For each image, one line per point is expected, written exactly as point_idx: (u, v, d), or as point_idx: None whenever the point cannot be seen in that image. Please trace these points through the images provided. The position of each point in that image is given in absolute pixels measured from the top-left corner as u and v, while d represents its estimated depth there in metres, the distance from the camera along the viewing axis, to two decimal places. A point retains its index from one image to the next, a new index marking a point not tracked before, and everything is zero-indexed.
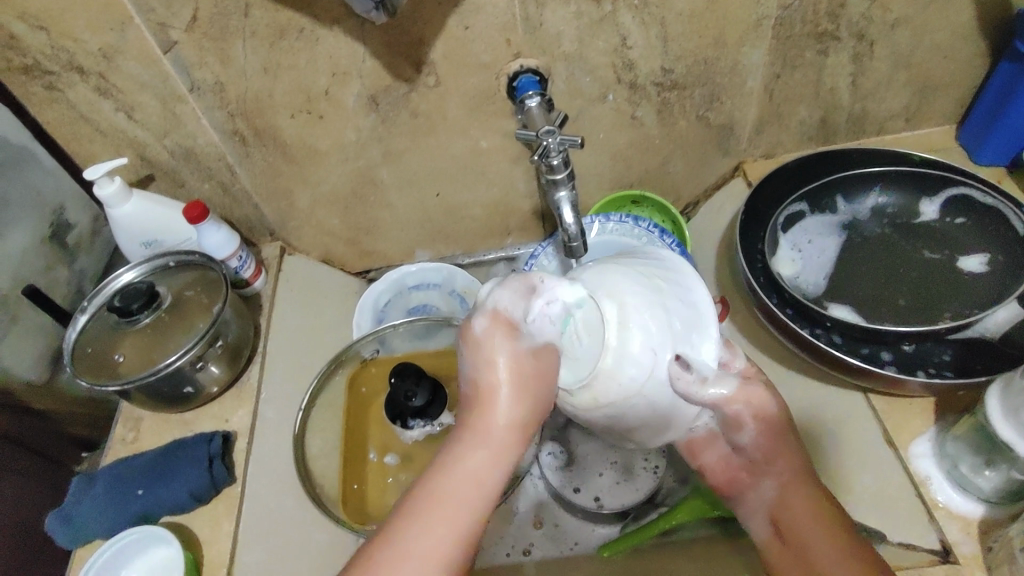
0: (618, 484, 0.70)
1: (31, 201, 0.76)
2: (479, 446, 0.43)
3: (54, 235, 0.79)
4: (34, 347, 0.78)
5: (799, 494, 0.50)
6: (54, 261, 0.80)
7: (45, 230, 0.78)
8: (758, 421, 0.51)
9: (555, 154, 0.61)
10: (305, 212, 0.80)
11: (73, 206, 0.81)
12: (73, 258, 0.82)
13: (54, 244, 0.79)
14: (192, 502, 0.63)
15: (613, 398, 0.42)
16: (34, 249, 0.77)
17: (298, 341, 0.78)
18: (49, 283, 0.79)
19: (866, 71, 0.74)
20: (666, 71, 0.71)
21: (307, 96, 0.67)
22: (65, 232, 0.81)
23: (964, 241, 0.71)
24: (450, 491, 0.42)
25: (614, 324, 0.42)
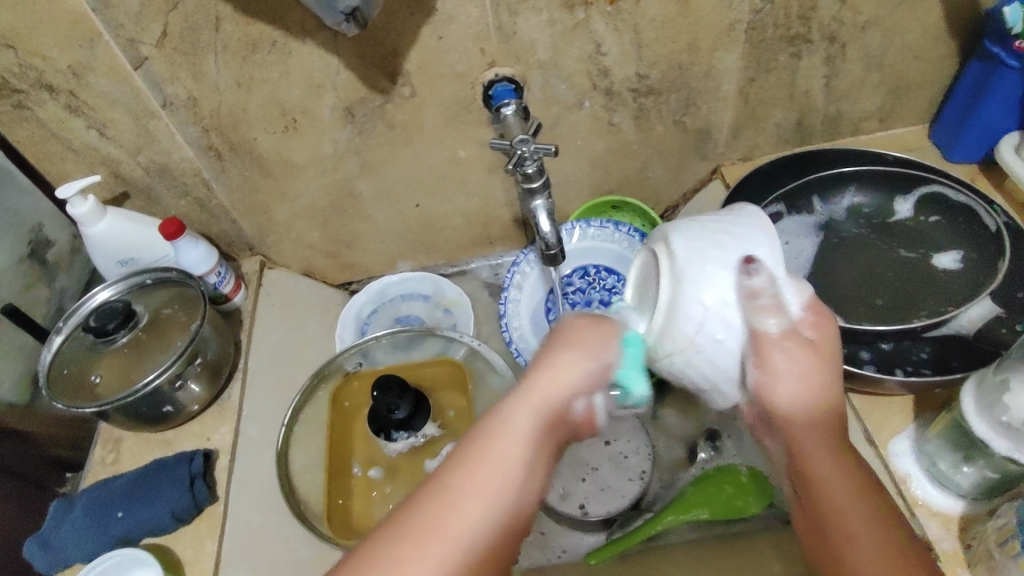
0: (601, 491, 0.70)
1: (10, 221, 0.74)
2: (545, 376, 0.43)
3: (33, 253, 0.78)
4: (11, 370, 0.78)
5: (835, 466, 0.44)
6: (34, 280, 0.78)
7: (24, 249, 0.76)
8: (787, 375, 0.44)
9: (530, 163, 0.58)
10: (284, 225, 0.80)
11: (51, 223, 0.80)
12: (52, 276, 0.80)
13: (33, 263, 0.78)
14: (173, 522, 0.61)
15: (670, 351, 0.45)
16: (14, 269, 0.76)
17: (279, 356, 0.77)
18: (27, 303, 0.77)
19: (839, 73, 0.75)
20: (641, 77, 0.71)
21: (282, 109, 0.67)
22: (43, 249, 0.79)
23: (938, 239, 0.71)
24: (510, 442, 0.42)
25: (671, 274, 0.45)
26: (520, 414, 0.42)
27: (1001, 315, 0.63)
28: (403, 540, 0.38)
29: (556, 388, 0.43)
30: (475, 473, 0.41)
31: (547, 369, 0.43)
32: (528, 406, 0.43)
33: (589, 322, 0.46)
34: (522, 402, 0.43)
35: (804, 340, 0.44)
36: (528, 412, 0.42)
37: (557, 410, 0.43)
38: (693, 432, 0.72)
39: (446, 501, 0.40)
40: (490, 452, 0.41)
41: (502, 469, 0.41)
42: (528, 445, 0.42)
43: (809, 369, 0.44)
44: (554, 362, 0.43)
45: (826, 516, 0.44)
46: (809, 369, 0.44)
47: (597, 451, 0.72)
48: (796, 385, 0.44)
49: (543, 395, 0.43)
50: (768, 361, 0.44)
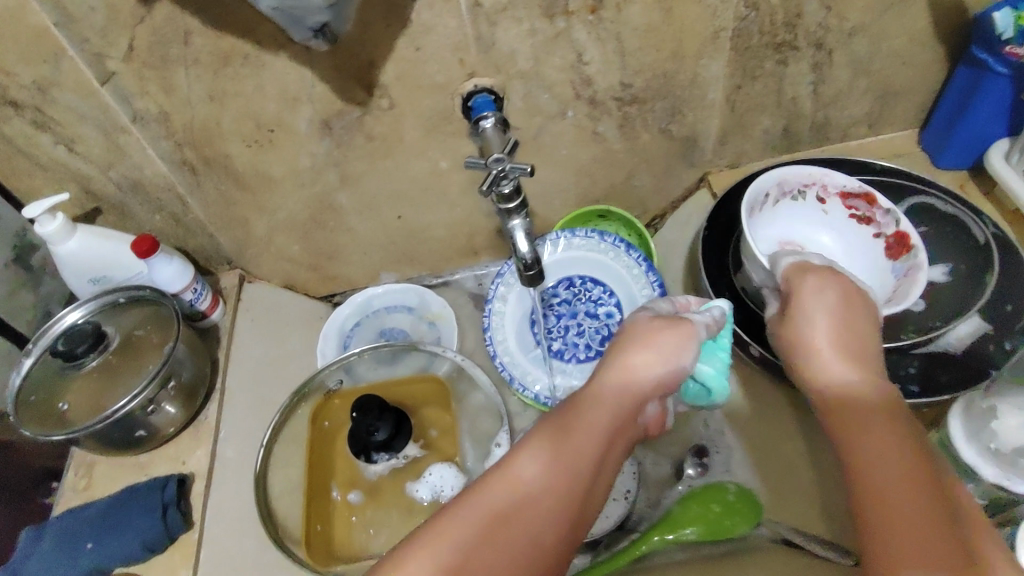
0: None
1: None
2: (615, 368, 0.46)
3: (17, 258, 0.73)
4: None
5: (891, 440, 0.38)
6: (18, 287, 0.74)
7: (9, 254, 0.72)
8: (818, 327, 0.45)
9: (505, 183, 0.57)
10: (263, 239, 0.78)
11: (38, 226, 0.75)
12: (38, 281, 0.76)
13: (18, 269, 0.73)
14: (144, 553, 0.59)
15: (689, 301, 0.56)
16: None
17: (260, 373, 0.76)
18: (13, 309, 0.73)
19: (826, 79, 0.73)
20: (626, 86, 0.70)
21: (256, 123, 0.65)
22: (28, 254, 0.74)
23: (927, 250, 0.68)
24: (583, 422, 0.43)
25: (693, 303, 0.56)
26: (592, 403, 0.44)
27: (990, 332, 0.62)
28: (468, 505, 0.39)
29: (623, 376, 0.45)
30: (541, 446, 0.42)
31: (621, 357, 0.46)
32: (597, 393, 0.45)
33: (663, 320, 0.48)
34: (593, 394, 0.45)
35: (837, 322, 0.46)
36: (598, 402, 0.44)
37: (623, 400, 0.45)
38: (680, 448, 0.71)
39: (515, 463, 0.41)
40: (559, 432, 0.42)
41: (571, 448, 0.42)
42: (598, 432, 0.43)
43: (850, 346, 0.44)
44: (637, 358, 0.46)
45: (864, 476, 0.37)
46: (846, 346, 0.44)
47: None
48: (847, 362, 0.44)
49: (610, 387, 0.45)
50: (809, 328, 0.46)
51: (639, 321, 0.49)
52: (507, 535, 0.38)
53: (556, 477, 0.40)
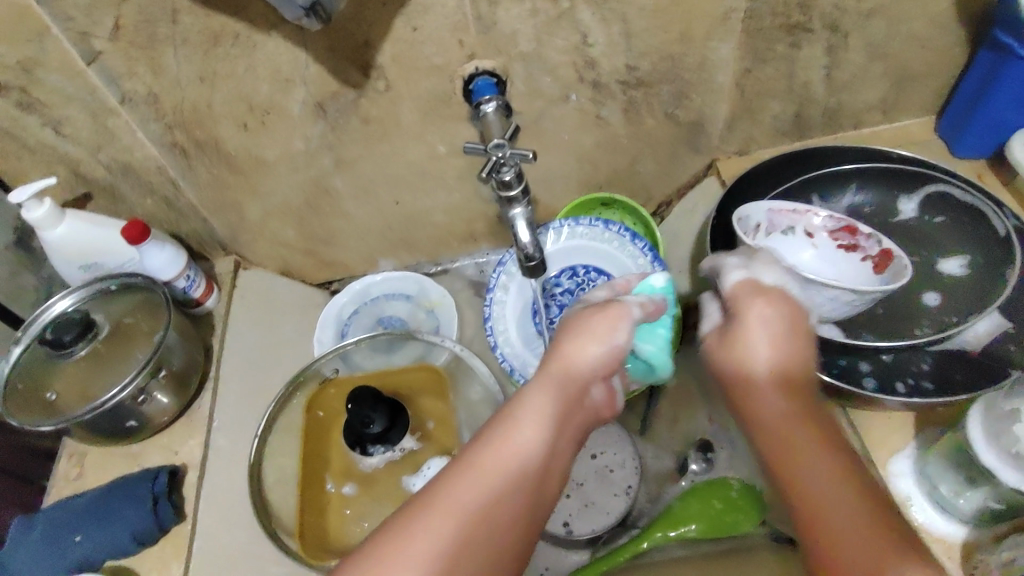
0: (587, 508, 0.68)
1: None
2: (553, 363, 0.45)
3: (18, 240, 0.71)
4: None
5: (829, 456, 0.43)
6: (20, 268, 0.72)
7: (10, 237, 0.70)
8: (754, 335, 0.49)
9: (507, 169, 0.55)
10: (258, 224, 0.76)
11: None
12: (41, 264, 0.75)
13: (20, 251, 0.72)
14: (134, 545, 0.58)
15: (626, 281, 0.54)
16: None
17: (255, 360, 0.74)
18: (14, 292, 0.72)
19: (840, 63, 0.70)
20: (631, 69, 0.67)
21: (249, 105, 0.63)
22: (30, 237, 0.72)
23: (943, 242, 0.66)
24: (526, 423, 0.42)
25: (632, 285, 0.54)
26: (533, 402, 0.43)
27: (1010, 331, 0.59)
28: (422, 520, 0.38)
29: (562, 372, 0.44)
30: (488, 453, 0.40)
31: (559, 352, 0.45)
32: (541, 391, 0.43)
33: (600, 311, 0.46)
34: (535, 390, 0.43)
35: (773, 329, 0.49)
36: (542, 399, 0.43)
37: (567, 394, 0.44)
38: (683, 442, 0.69)
39: (466, 472, 0.39)
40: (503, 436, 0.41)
41: (518, 451, 0.41)
42: (542, 429, 0.42)
43: (785, 348, 0.48)
44: (572, 346, 0.45)
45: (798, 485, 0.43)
46: (779, 343, 0.48)
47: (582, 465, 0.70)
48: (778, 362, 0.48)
49: (551, 382, 0.44)
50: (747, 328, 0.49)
51: (573, 313, 0.48)
52: (472, 552, 0.37)
53: (509, 483, 0.40)
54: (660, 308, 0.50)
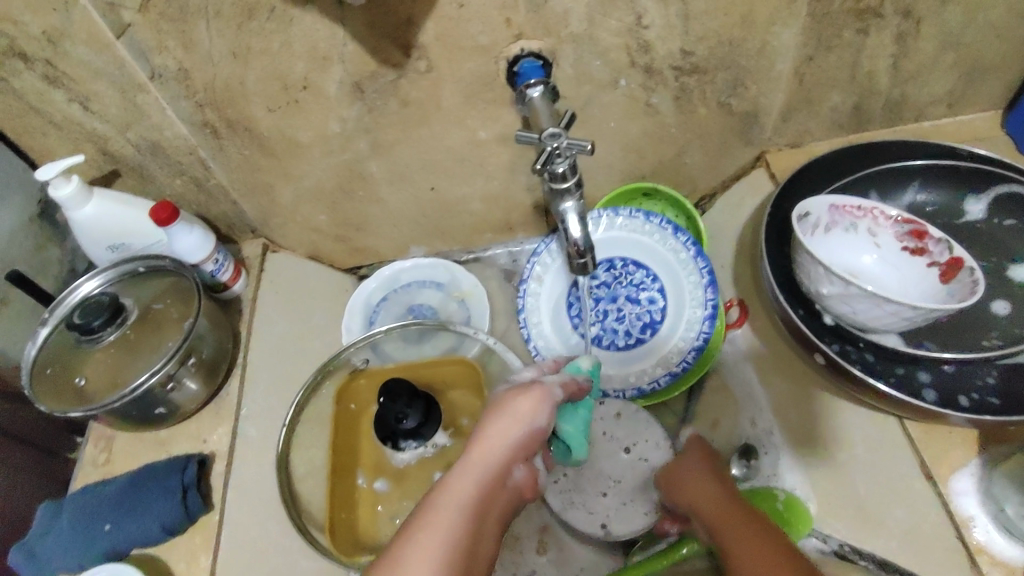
0: (625, 508, 0.64)
1: (20, 179, 0.67)
2: (480, 442, 0.45)
3: (43, 214, 0.70)
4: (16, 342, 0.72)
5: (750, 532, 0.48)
6: (45, 241, 0.71)
7: (33, 209, 0.69)
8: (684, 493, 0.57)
9: (560, 161, 0.51)
10: (288, 207, 0.74)
11: None
12: (65, 236, 0.73)
13: (44, 224, 0.71)
14: (164, 535, 0.56)
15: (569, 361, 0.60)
16: (23, 230, 0.68)
17: (283, 348, 0.72)
18: (40, 265, 0.71)
19: (909, 52, 0.66)
20: (686, 54, 0.63)
21: (283, 83, 0.60)
22: (53, 210, 0.71)
23: (1013, 247, 0.62)
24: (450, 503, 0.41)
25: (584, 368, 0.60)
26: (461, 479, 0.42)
27: None
28: None
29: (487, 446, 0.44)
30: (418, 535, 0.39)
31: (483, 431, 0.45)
32: (467, 471, 0.43)
33: (519, 394, 0.48)
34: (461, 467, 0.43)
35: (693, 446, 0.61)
36: (467, 473, 0.43)
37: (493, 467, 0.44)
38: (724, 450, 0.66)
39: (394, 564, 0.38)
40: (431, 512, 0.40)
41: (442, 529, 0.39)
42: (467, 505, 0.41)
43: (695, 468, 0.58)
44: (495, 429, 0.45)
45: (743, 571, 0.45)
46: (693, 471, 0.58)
47: (619, 462, 0.66)
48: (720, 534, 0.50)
49: (477, 456, 0.44)
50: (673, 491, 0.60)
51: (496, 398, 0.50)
52: None
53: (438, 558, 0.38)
54: (580, 386, 0.55)
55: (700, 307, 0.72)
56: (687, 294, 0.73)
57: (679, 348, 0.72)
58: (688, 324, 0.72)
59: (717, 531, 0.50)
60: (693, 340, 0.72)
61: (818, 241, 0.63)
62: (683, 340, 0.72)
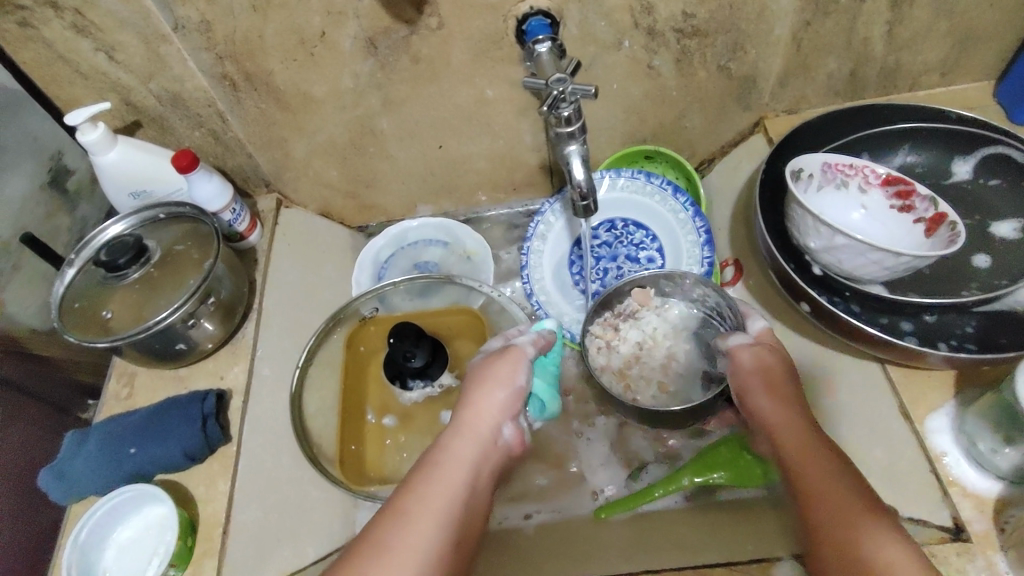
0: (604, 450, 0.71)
1: (29, 145, 0.70)
2: (471, 410, 0.52)
3: (53, 180, 0.73)
4: (36, 296, 0.72)
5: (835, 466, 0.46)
6: (55, 208, 0.74)
7: (44, 176, 0.72)
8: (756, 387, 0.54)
9: (566, 105, 0.54)
10: (301, 162, 0.77)
11: (73, 152, 0.75)
12: (74, 206, 0.76)
13: (54, 191, 0.73)
14: (186, 461, 0.59)
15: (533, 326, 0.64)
16: (34, 196, 0.71)
17: (296, 296, 0.75)
18: (51, 231, 0.73)
19: (904, 19, 0.68)
20: (688, 16, 0.66)
21: (300, 38, 0.62)
22: (64, 177, 0.74)
23: (997, 205, 0.65)
24: (446, 461, 0.48)
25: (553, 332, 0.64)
26: (457, 443, 0.50)
27: None
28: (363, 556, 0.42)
29: (476, 411, 0.52)
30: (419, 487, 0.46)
31: (472, 401, 0.53)
32: (459, 436, 0.51)
33: (502, 362, 0.55)
34: (455, 432, 0.51)
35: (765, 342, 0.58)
36: (460, 439, 0.50)
37: (484, 431, 0.51)
38: None
39: (403, 509, 0.45)
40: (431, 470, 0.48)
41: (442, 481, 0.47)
42: (462, 464, 0.49)
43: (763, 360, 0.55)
44: (483, 396, 0.53)
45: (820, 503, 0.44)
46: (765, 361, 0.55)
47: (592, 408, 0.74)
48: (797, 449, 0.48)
49: (468, 422, 0.51)
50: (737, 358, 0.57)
51: (473, 370, 0.56)
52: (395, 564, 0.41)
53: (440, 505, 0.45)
54: (548, 342, 0.60)
55: (697, 264, 0.75)
56: (684, 251, 0.77)
57: None
58: None
59: (791, 454, 0.48)
60: None
61: (809, 196, 0.65)
62: None
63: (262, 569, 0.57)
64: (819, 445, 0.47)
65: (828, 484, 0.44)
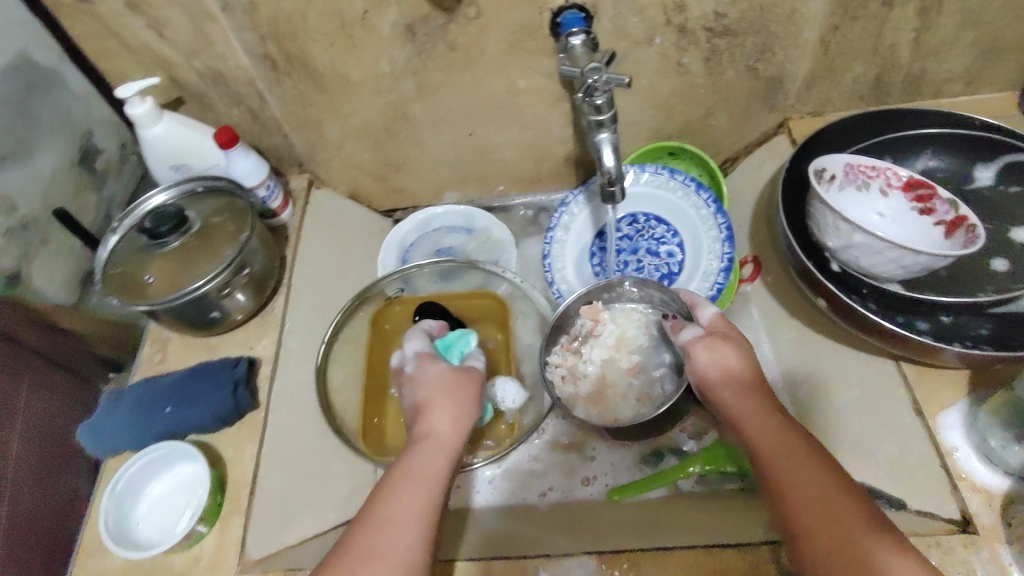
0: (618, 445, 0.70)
1: (61, 122, 0.71)
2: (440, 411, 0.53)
3: (82, 159, 0.75)
4: (65, 269, 0.73)
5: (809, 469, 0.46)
6: (83, 185, 0.75)
7: (75, 153, 0.74)
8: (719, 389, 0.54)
9: (599, 94, 0.55)
10: (334, 144, 0.79)
11: (102, 130, 0.77)
12: (101, 183, 0.78)
13: (83, 168, 0.75)
14: (216, 424, 0.62)
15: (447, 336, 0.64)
16: (64, 172, 0.73)
17: (324, 273, 0.78)
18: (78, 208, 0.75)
19: (931, 27, 0.69)
20: (718, 15, 0.67)
21: (341, 22, 0.65)
22: (93, 156, 0.76)
23: (1017, 212, 0.66)
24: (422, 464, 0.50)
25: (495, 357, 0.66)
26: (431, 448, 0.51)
27: None
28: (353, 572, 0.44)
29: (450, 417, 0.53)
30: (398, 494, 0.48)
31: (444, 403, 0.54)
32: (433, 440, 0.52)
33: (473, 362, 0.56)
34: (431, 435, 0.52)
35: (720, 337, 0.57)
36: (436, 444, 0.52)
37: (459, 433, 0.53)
38: None
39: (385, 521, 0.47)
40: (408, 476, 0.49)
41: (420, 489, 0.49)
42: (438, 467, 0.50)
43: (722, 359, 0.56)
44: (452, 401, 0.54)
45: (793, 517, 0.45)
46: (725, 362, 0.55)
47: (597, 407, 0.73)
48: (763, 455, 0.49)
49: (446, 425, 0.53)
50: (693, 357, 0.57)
51: (428, 379, 0.56)
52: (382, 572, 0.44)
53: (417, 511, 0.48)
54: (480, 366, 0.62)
55: (716, 260, 0.76)
56: (705, 247, 0.78)
57: None
58: (704, 275, 0.77)
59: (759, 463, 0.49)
60: (707, 290, 0.75)
61: (829, 196, 0.67)
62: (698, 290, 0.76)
63: (285, 530, 0.59)
64: (787, 448, 0.48)
65: (803, 491, 0.45)
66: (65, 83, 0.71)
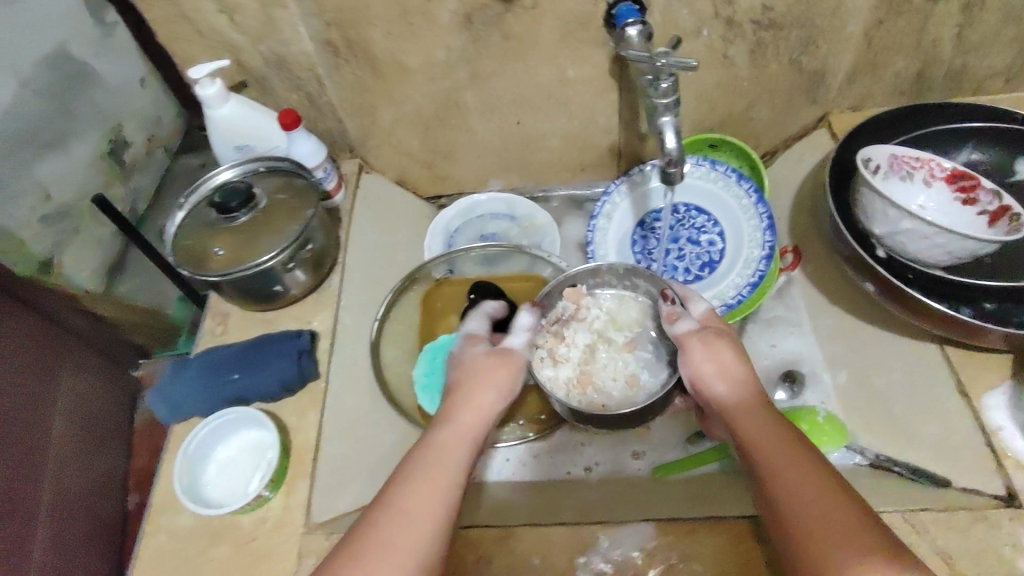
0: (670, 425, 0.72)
1: (94, 116, 0.76)
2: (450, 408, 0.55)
3: (111, 152, 0.79)
4: (92, 260, 0.81)
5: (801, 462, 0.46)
6: (111, 179, 0.80)
7: (104, 146, 0.78)
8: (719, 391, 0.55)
9: (665, 78, 0.58)
10: (386, 130, 0.81)
11: (131, 125, 0.81)
12: (128, 176, 0.83)
13: (111, 162, 0.79)
14: (281, 391, 0.64)
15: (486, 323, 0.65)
16: (92, 167, 0.78)
17: (375, 255, 0.80)
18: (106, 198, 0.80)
19: (974, 23, 0.71)
20: (766, 9, 0.69)
21: (403, 10, 0.67)
22: (121, 150, 0.81)
23: None
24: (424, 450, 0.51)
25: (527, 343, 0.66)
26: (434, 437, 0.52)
27: None
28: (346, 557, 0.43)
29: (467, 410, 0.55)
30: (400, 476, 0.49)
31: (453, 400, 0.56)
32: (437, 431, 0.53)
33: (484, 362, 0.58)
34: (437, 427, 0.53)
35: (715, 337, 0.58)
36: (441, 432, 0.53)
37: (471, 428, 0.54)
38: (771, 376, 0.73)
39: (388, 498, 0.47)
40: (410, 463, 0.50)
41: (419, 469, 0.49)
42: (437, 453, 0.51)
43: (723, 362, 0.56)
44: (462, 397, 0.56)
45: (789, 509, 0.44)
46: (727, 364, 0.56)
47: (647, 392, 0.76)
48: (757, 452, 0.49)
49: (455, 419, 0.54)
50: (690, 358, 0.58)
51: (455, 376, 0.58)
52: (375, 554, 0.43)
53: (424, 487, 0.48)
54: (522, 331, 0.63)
55: (758, 248, 0.78)
56: (746, 235, 0.80)
57: (735, 284, 0.78)
58: (746, 262, 0.79)
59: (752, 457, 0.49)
60: (750, 276, 0.77)
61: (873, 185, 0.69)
62: (741, 277, 0.78)
63: (346, 494, 0.61)
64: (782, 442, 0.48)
65: (796, 480, 0.45)
66: (98, 78, 0.75)
